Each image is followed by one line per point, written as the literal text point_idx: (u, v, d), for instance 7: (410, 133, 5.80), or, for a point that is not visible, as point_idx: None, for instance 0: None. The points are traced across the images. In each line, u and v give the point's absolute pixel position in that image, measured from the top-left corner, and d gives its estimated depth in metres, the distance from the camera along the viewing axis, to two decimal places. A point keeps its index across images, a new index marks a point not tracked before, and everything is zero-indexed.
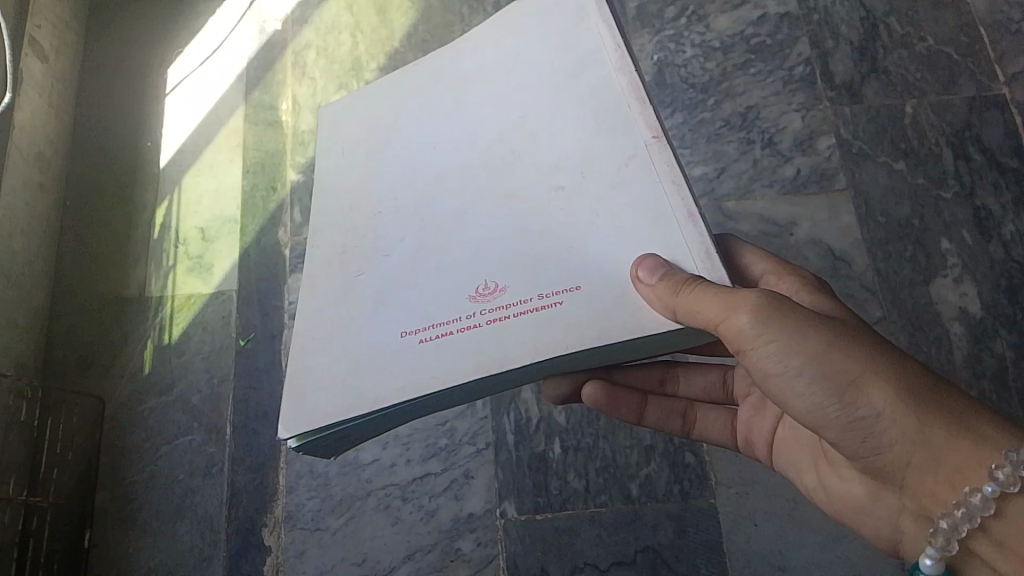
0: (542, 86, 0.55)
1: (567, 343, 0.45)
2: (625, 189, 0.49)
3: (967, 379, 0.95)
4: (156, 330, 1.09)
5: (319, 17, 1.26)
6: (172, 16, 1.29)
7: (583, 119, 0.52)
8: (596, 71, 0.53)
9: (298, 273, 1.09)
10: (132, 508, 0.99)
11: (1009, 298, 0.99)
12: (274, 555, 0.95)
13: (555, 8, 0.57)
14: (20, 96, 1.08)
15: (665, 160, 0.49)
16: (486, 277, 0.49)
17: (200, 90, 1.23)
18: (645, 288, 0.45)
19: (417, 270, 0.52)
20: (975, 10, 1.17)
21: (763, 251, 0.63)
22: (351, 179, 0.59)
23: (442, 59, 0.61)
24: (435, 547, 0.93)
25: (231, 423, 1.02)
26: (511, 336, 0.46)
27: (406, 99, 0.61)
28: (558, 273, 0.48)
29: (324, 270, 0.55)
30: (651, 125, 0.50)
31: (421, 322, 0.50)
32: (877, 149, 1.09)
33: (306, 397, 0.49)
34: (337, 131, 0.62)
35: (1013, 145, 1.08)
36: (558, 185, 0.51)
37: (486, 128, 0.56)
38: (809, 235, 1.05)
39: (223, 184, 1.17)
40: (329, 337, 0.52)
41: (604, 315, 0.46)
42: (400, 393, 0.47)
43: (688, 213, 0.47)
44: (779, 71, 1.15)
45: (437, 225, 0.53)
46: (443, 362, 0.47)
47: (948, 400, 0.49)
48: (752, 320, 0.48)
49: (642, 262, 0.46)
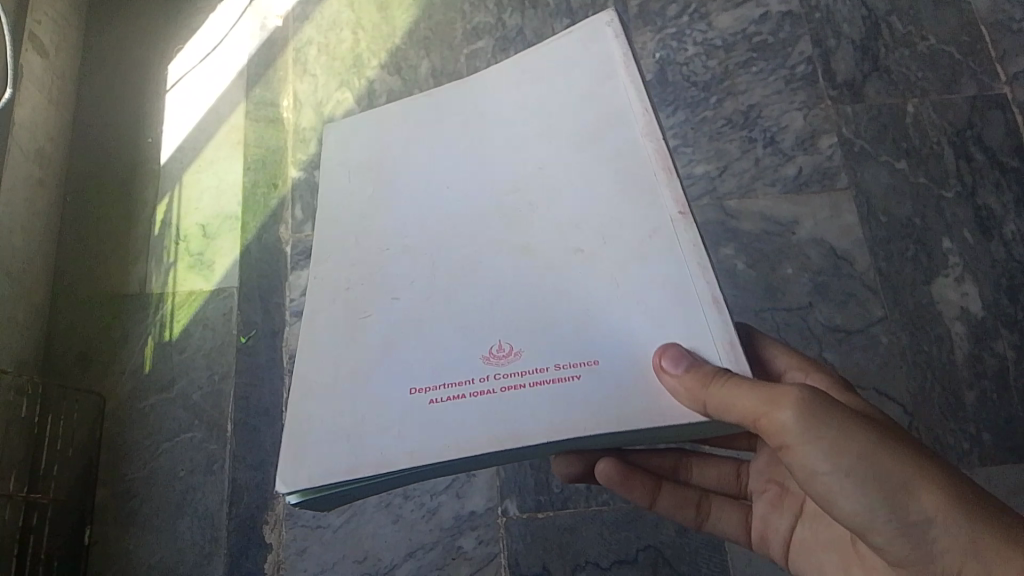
0: (563, 138, 0.55)
1: (585, 424, 0.45)
2: (647, 263, 0.49)
3: (968, 378, 0.96)
4: (157, 327, 1.08)
5: (320, 13, 1.25)
6: (173, 13, 1.29)
7: (605, 181, 0.52)
8: (620, 134, 0.53)
9: (299, 270, 1.09)
10: (133, 504, 0.99)
11: (1010, 297, 0.99)
12: (276, 551, 0.94)
13: (580, 57, 0.57)
14: (19, 92, 1.08)
15: (690, 239, 0.49)
16: (501, 337, 0.49)
17: (200, 86, 1.23)
18: (671, 378, 0.44)
19: (428, 320, 0.51)
20: (977, 9, 1.16)
21: (788, 346, 0.63)
22: (357, 208, 0.57)
23: (458, 90, 0.60)
24: (437, 544, 0.93)
25: (232, 420, 1.02)
26: (526, 411, 0.46)
27: (420, 128, 0.59)
28: (575, 344, 0.48)
29: (327, 306, 0.54)
30: (677, 200, 0.50)
31: (432, 379, 0.49)
32: (879, 149, 1.09)
33: (307, 448, 0.48)
34: (345, 152, 0.61)
35: (1015, 145, 1.08)
36: (577, 248, 0.51)
37: (504, 176, 0.55)
38: (811, 234, 1.05)
39: (224, 181, 1.16)
40: (333, 384, 0.50)
41: (624, 397, 0.45)
42: (410, 456, 0.46)
43: (715, 298, 0.47)
44: (781, 70, 1.15)
45: (448, 273, 0.52)
46: (455, 428, 0.46)
47: (998, 511, 0.46)
48: (788, 414, 0.46)
49: (665, 351, 0.46)
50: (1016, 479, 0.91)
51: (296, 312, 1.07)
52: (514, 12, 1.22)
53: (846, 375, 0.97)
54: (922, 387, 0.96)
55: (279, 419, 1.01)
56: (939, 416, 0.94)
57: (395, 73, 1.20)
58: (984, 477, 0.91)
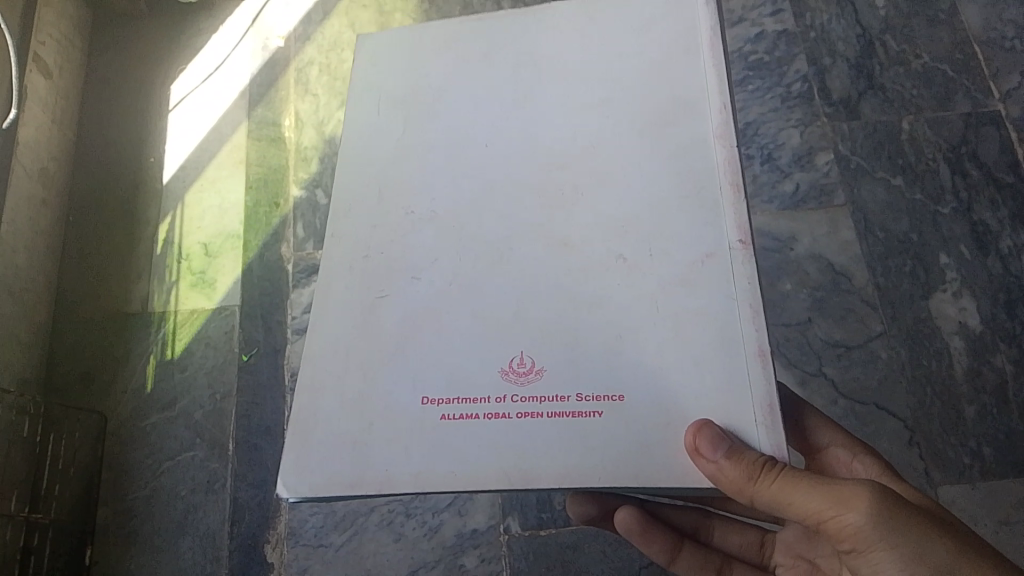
0: (622, 126, 0.56)
1: (602, 476, 0.45)
2: (694, 290, 0.49)
3: (968, 393, 0.96)
4: (160, 344, 1.09)
5: (321, 33, 1.27)
6: (177, 33, 1.30)
7: (661, 180, 0.53)
8: (687, 131, 0.54)
9: (301, 288, 1.09)
10: (134, 524, 0.99)
11: (1008, 312, 1.00)
12: (277, 570, 0.94)
13: (665, 55, 0.58)
14: (24, 113, 1.09)
15: (745, 272, 0.49)
16: (524, 349, 0.49)
17: (203, 106, 1.24)
18: (709, 463, 0.43)
19: (455, 304, 0.51)
20: (971, 27, 1.18)
21: (840, 428, 0.63)
22: (387, 150, 0.58)
23: (521, 52, 0.61)
24: (439, 562, 0.93)
25: (233, 439, 1.02)
26: (540, 450, 0.46)
27: (473, 80, 0.60)
28: (603, 373, 0.48)
29: (344, 269, 0.54)
30: (740, 229, 0.50)
31: (447, 391, 0.49)
32: (875, 165, 1.10)
33: (309, 450, 0.48)
34: (382, 88, 0.62)
35: (1010, 161, 1.09)
36: (619, 254, 0.51)
37: (550, 153, 0.56)
38: (809, 250, 1.06)
39: (227, 201, 1.17)
40: (345, 372, 0.50)
41: (643, 447, 0.45)
42: (413, 481, 0.46)
43: (759, 351, 0.46)
44: (777, 89, 1.17)
45: (477, 255, 0.53)
46: (465, 455, 0.46)
47: None
48: (852, 516, 0.44)
49: (700, 429, 0.44)
50: (1017, 494, 0.91)
51: (298, 329, 1.07)
52: None
53: (845, 390, 0.97)
54: (921, 402, 0.96)
55: (281, 437, 1.01)
56: (939, 431, 0.94)
57: None
58: (984, 492, 0.91)
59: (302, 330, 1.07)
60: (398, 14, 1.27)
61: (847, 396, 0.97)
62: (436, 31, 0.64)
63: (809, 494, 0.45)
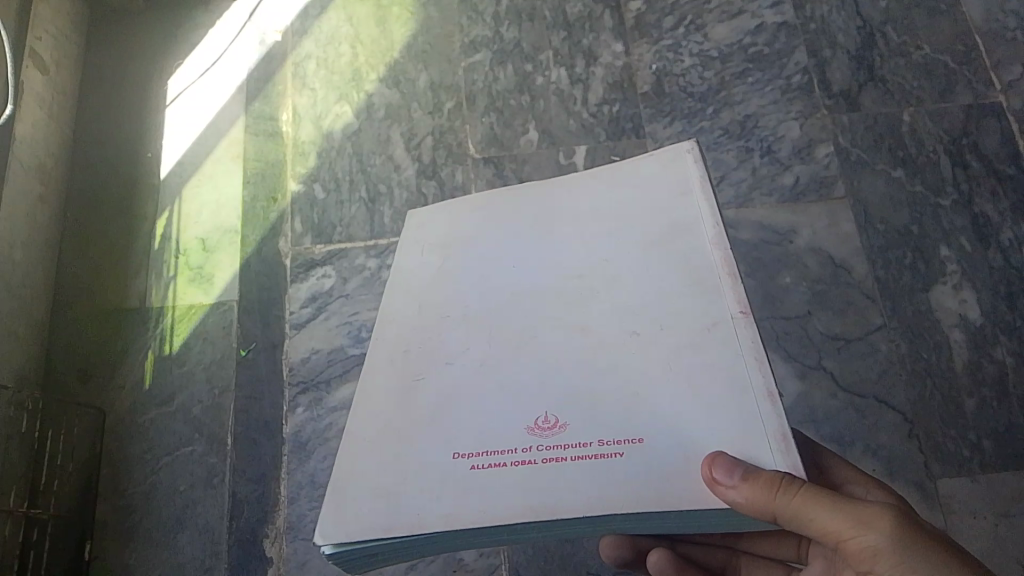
0: (633, 235, 0.58)
1: (625, 503, 0.45)
2: (703, 351, 0.50)
3: (967, 386, 0.96)
4: (158, 340, 1.08)
5: (318, 27, 1.26)
6: (172, 29, 1.30)
7: (671, 277, 0.55)
8: (689, 242, 0.56)
9: (299, 283, 1.09)
10: (133, 518, 0.98)
11: (1009, 304, 1.00)
12: (276, 565, 0.94)
13: (660, 174, 0.60)
14: (20, 108, 1.09)
15: (749, 337, 0.50)
16: (547, 409, 0.50)
17: (201, 100, 1.24)
18: (727, 489, 0.43)
19: (481, 385, 0.52)
20: (972, 18, 1.17)
21: (856, 467, 0.62)
22: (426, 279, 0.60)
23: (541, 189, 0.64)
24: (438, 556, 0.92)
25: (232, 433, 1.02)
26: (565, 484, 0.46)
27: (499, 216, 0.63)
28: (621, 421, 0.48)
29: (383, 363, 0.56)
30: (739, 302, 0.52)
31: (476, 446, 0.49)
32: (875, 158, 1.09)
33: (345, 502, 0.48)
34: (420, 237, 0.63)
35: (1010, 152, 1.08)
36: (633, 330, 0.53)
37: (570, 263, 0.58)
38: (809, 243, 1.05)
39: (224, 196, 1.17)
40: (381, 440, 0.51)
41: (665, 478, 0.46)
42: (445, 521, 0.46)
43: (768, 391, 0.48)
44: (777, 81, 1.16)
45: (504, 343, 0.54)
46: (495, 496, 0.46)
47: None
48: (871, 536, 0.48)
49: (715, 460, 0.45)
50: (1016, 487, 0.91)
51: (296, 325, 1.07)
52: (512, 25, 1.24)
53: (845, 384, 0.97)
54: (921, 395, 0.96)
55: (280, 432, 1.01)
56: (939, 424, 0.94)
57: (393, 87, 1.21)
58: (984, 485, 0.91)
59: (301, 325, 1.07)
60: (395, 7, 1.27)
61: (848, 389, 0.97)
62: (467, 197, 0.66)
63: (829, 512, 0.47)
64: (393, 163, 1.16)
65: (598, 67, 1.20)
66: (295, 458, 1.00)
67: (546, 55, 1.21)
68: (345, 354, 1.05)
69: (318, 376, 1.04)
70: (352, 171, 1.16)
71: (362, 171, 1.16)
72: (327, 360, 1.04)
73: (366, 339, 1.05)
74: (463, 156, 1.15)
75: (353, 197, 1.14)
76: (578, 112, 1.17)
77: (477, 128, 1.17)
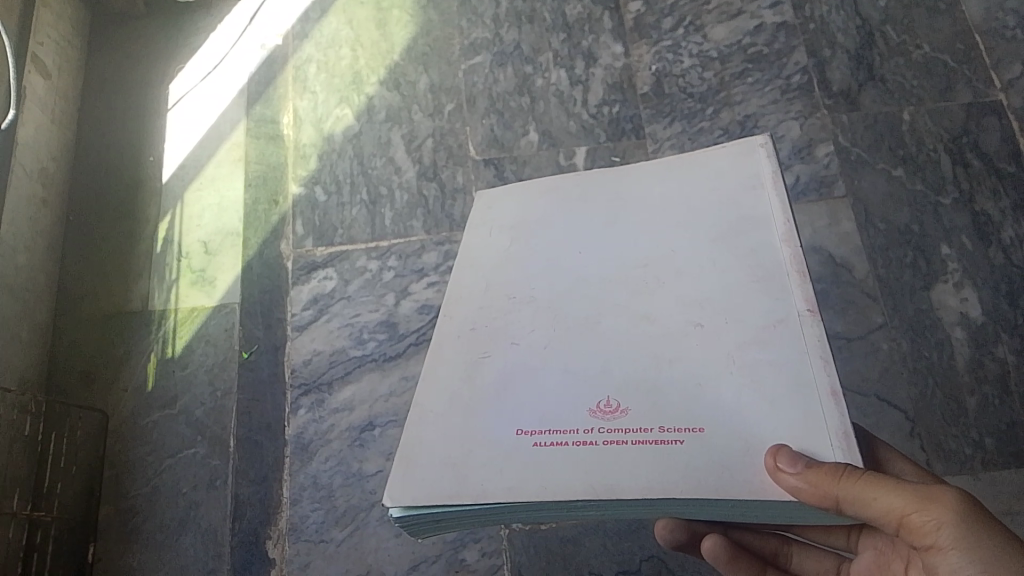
0: (699, 229, 0.60)
1: (683, 489, 0.47)
2: (767, 345, 0.53)
3: (969, 384, 0.96)
4: (160, 342, 1.09)
5: (319, 30, 1.27)
6: (173, 33, 1.30)
7: (734, 272, 0.57)
8: (757, 238, 0.58)
9: (301, 285, 1.10)
10: (136, 521, 0.99)
11: (1010, 302, 0.99)
12: (278, 566, 0.95)
13: (731, 168, 0.63)
14: (24, 113, 1.10)
15: (815, 334, 0.52)
16: (609, 394, 0.53)
17: (204, 102, 1.24)
18: (790, 477, 0.46)
19: (547, 366, 0.55)
20: (971, 17, 1.17)
21: (914, 461, 0.62)
22: (494, 257, 0.64)
23: (610, 180, 0.67)
24: (439, 557, 0.93)
25: (235, 436, 1.02)
26: (625, 467, 0.49)
27: (568, 203, 0.66)
28: (682, 411, 0.51)
29: (452, 337, 0.59)
30: (806, 299, 0.54)
31: (539, 425, 0.52)
32: (875, 156, 1.09)
33: (413, 467, 0.51)
34: (491, 215, 0.67)
35: (1011, 150, 1.08)
36: (697, 322, 0.55)
37: (634, 252, 0.61)
38: (810, 242, 1.05)
39: (226, 199, 1.17)
40: (448, 413, 0.54)
41: (723, 466, 0.48)
42: (508, 492, 0.49)
43: (831, 388, 0.50)
44: (777, 80, 1.16)
45: (569, 327, 0.57)
46: (555, 473, 0.49)
47: None
48: (933, 517, 0.49)
49: (779, 452, 0.47)
50: (1019, 485, 0.91)
51: (298, 327, 1.07)
52: (512, 27, 1.24)
53: (847, 383, 0.97)
54: (922, 393, 0.96)
55: (282, 433, 1.01)
56: (941, 422, 0.94)
57: (393, 89, 1.21)
58: (987, 483, 0.91)
59: (303, 327, 1.07)
60: (395, 10, 1.27)
61: (849, 387, 0.97)
62: (536, 180, 0.69)
63: (891, 493, 0.49)
64: (393, 164, 1.16)
65: (598, 68, 1.20)
66: (297, 460, 1.00)
67: (545, 57, 1.22)
68: (346, 356, 1.05)
69: (321, 377, 1.04)
70: (353, 173, 1.16)
71: (362, 174, 1.16)
72: (328, 362, 1.05)
73: (367, 341, 1.05)
74: (463, 158, 1.16)
75: (354, 199, 1.15)
76: (578, 114, 1.17)
77: (477, 130, 1.17)
